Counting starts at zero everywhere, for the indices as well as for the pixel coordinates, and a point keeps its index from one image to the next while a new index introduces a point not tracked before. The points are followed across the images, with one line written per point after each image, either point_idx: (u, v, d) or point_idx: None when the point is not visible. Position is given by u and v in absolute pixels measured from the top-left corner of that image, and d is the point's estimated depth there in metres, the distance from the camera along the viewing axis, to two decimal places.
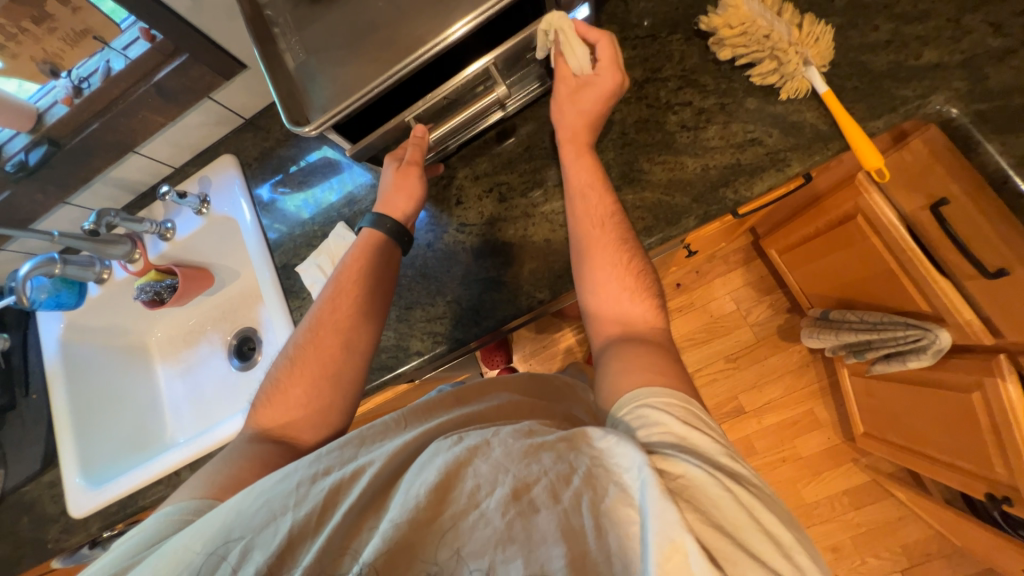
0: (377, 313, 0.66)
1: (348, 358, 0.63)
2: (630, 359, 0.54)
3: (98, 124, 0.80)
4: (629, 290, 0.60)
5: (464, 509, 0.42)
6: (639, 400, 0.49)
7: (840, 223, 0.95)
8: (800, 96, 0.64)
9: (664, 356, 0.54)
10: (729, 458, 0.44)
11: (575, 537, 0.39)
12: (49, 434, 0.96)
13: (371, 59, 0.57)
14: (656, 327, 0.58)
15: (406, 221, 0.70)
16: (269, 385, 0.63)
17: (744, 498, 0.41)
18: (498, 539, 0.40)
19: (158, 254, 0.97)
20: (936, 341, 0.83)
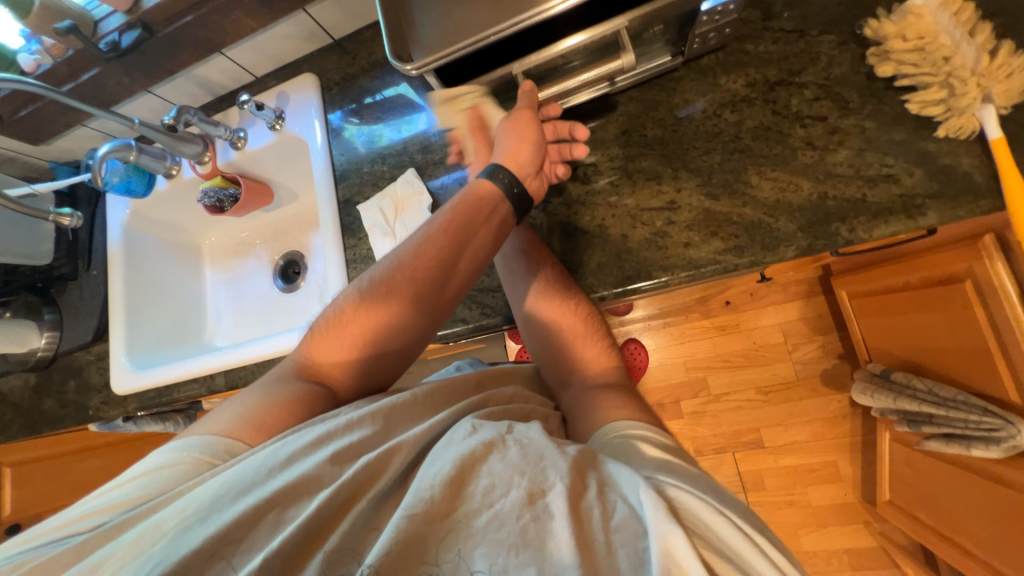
0: (458, 279, 0.59)
1: (414, 316, 0.59)
2: (602, 400, 0.60)
3: (192, 17, 0.77)
4: (585, 336, 0.68)
5: (479, 507, 0.41)
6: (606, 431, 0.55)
7: (942, 283, 0.85)
8: (962, 137, 0.55)
9: (626, 390, 0.63)
10: (711, 484, 0.46)
11: (589, 552, 0.38)
12: (104, 311, 1.01)
13: (491, 1, 0.51)
14: (608, 367, 0.67)
15: (524, 172, 0.61)
16: (331, 314, 0.61)
17: (745, 527, 0.41)
18: (512, 543, 0.39)
19: (227, 161, 0.97)
20: (1014, 436, 0.75)
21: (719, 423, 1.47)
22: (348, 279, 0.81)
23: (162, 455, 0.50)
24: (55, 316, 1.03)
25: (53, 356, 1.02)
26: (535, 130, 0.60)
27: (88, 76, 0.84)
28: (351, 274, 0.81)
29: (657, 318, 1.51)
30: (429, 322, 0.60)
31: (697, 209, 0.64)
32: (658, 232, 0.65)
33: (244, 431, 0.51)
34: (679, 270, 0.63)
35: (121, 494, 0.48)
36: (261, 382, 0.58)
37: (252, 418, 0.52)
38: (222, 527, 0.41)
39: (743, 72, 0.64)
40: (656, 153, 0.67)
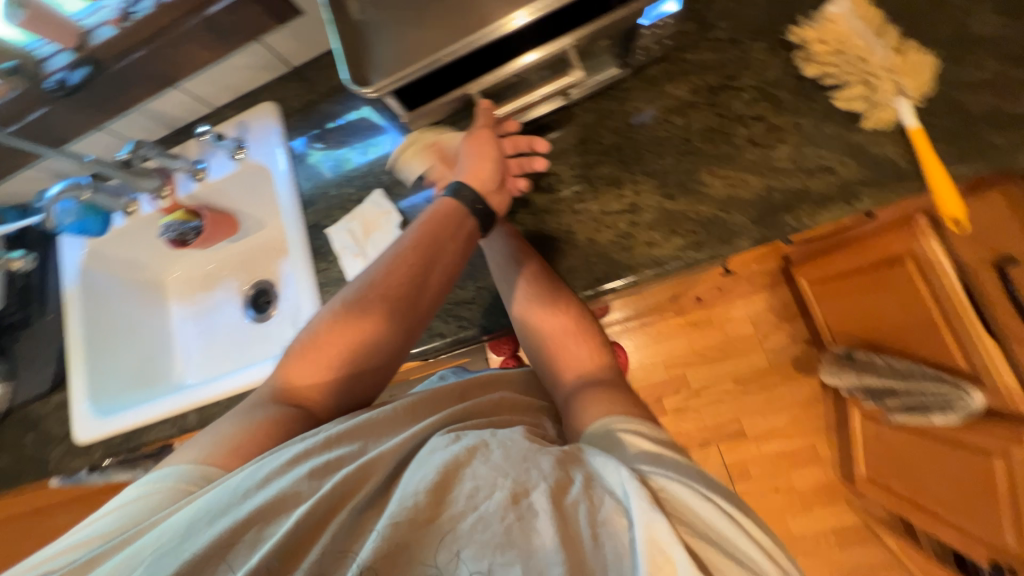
0: (432, 295, 0.60)
1: (390, 333, 0.59)
2: (586, 400, 0.56)
3: (145, 52, 0.77)
4: (570, 335, 0.63)
5: (464, 510, 0.41)
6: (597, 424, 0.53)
7: (887, 264, 0.92)
8: (885, 128, 0.60)
9: (621, 390, 0.58)
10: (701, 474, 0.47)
11: (573, 544, 0.39)
12: (61, 357, 0.96)
13: (442, 24, 0.53)
14: (600, 365, 0.62)
15: (488, 186, 0.63)
16: (306, 336, 0.61)
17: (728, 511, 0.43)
18: (497, 543, 0.40)
19: (188, 194, 0.94)
20: (967, 402, 0.81)
21: (702, 417, 1.50)
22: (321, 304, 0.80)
23: (141, 483, 0.50)
24: (8, 367, 0.97)
25: (7, 410, 0.96)
26: (495, 145, 0.63)
27: (35, 116, 0.82)
28: (324, 297, 0.80)
29: (632, 320, 1.55)
30: (406, 339, 0.60)
31: (656, 209, 0.67)
32: (623, 234, 0.67)
33: (221, 456, 0.51)
34: (644, 268, 0.66)
35: (97, 528, 0.47)
36: (236, 410, 0.57)
37: (228, 443, 0.52)
38: (199, 551, 0.40)
39: (687, 79, 0.69)
40: (614, 159, 0.70)
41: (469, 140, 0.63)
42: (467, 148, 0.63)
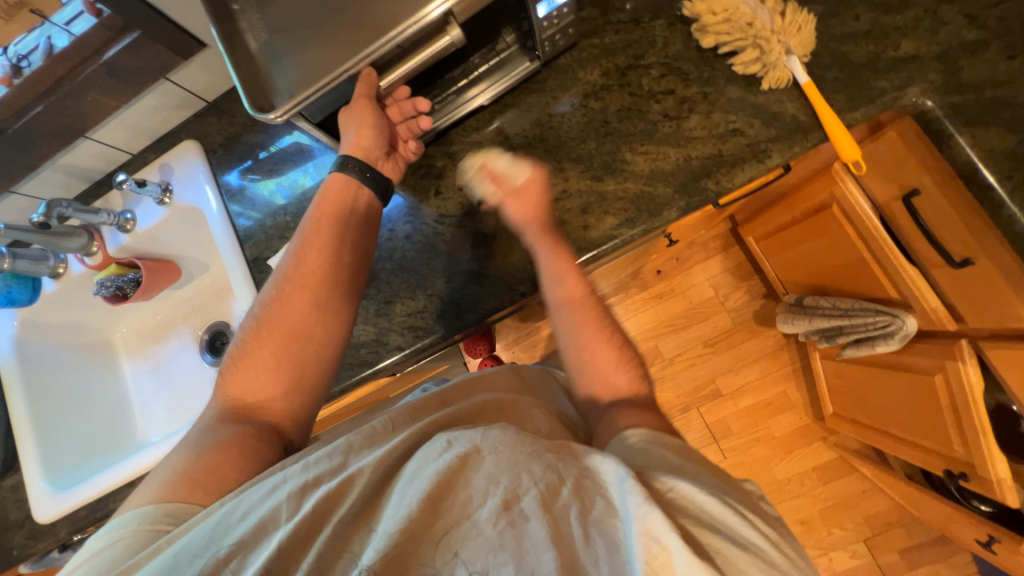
0: (348, 272, 0.64)
1: (320, 318, 0.62)
2: (620, 415, 0.55)
3: (44, 107, 0.73)
4: (614, 359, 0.60)
5: (458, 522, 0.42)
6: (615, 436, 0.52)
7: (817, 212, 0.97)
8: (782, 86, 0.63)
9: (660, 416, 0.55)
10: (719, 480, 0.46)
11: (564, 542, 0.39)
12: (8, 438, 0.92)
13: (339, 41, 0.53)
14: (641, 394, 0.59)
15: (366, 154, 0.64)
16: (237, 349, 0.62)
17: (734, 503, 0.43)
18: (490, 546, 0.40)
19: (118, 247, 0.91)
20: (902, 327, 0.87)
21: (679, 384, 1.55)
22: None
23: (112, 528, 0.48)
24: None
25: None
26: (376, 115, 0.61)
27: None
28: None
29: None
30: (337, 320, 0.63)
31: (587, 191, 0.69)
32: (558, 222, 0.69)
33: (190, 489, 0.49)
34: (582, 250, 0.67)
35: None
36: (191, 438, 0.55)
37: (197, 476, 0.50)
38: None
39: (597, 63, 0.71)
40: (541, 151, 0.71)
41: (348, 108, 0.61)
42: (348, 116, 0.61)
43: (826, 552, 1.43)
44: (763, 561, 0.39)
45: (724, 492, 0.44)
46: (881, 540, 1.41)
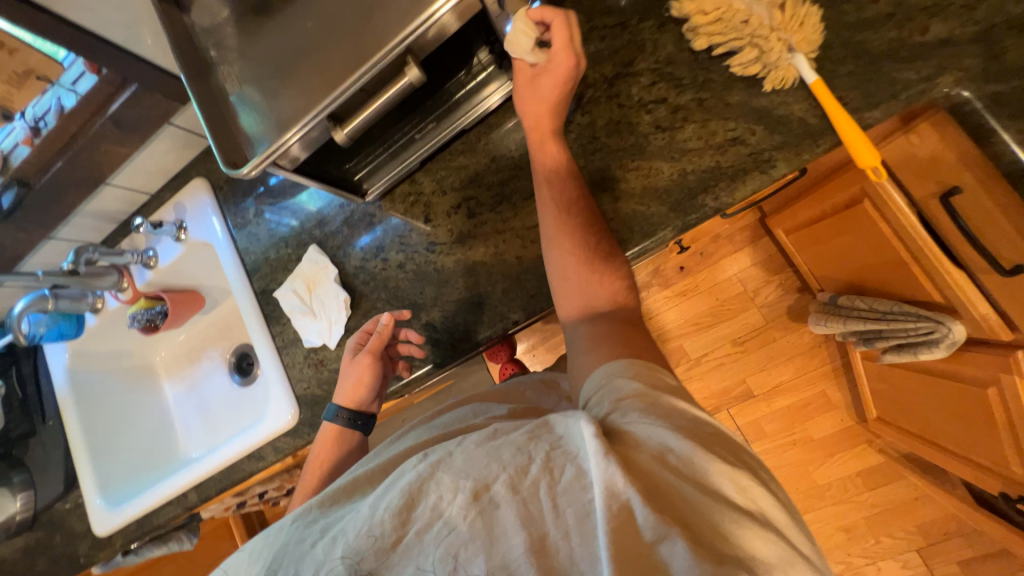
0: None
1: None
2: (596, 341, 0.53)
3: (62, 162, 0.78)
4: (596, 267, 0.58)
5: (427, 523, 0.40)
6: (596, 378, 0.49)
7: (848, 207, 0.88)
8: (787, 86, 0.57)
9: (637, 333, 0.54)
10: (698, 420, 0.41)
11: (534, 522, 0.37)
12: (68, 459, 1.02)
13: (304, 88, 0.53)
14: (622, 305, 0.58)
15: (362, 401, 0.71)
16: None
17: (709, 445, 0.39)
18: (462, 540, 0.38)
19: (145, 282, 0.98)
20: (949, 334, 0.78)
21: (708, 385, 1.48)
22: (283, 364, 0.82)
23: None
24: (25, 475, 1.03)
25: (35, 515, 1.02)
26: (376, 369, 0.70)
27: None
28: (286, 359, 0.82)
29: None
30: None
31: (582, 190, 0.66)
32: None
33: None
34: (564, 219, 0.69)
35: None
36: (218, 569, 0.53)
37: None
38: None
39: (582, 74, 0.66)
40: (528, 173, 0.69)
41: (352, 361, 0.71)
42: (349, 368, 0.71)
43: (874, 561, 1.34)
44: (730, 500, 0.36)
45: (698, 433, 0.40)
46: (937, 550, 1.30)
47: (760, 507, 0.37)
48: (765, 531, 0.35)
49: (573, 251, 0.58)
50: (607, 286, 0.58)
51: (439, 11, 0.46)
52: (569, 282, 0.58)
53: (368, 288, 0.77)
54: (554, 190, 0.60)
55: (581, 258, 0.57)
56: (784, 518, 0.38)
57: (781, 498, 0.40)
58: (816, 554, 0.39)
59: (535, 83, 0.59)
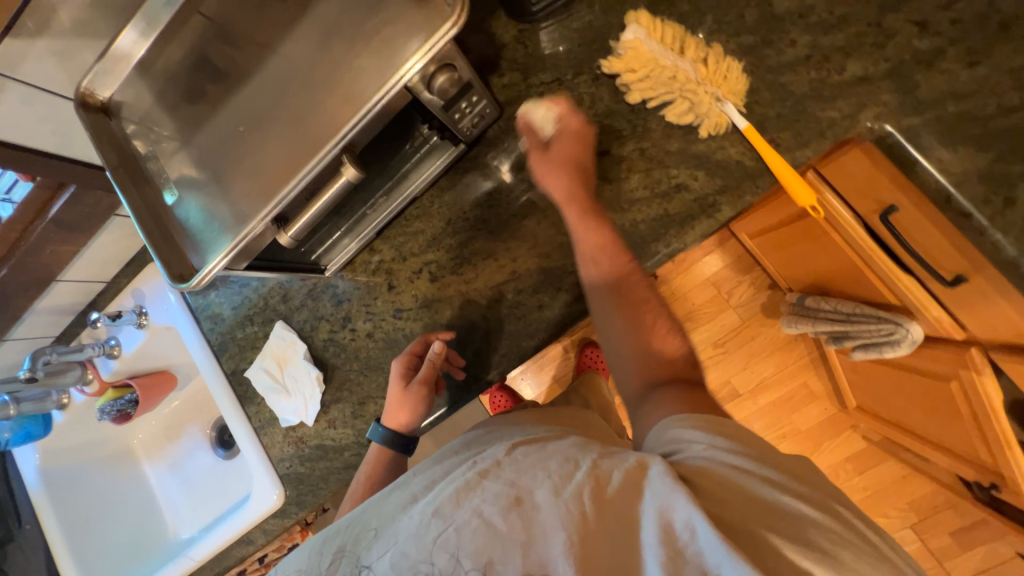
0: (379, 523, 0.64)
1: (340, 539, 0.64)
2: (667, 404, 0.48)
3: (8, 270, 0.75)
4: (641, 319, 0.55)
5: (465, 518, 0.39)
6: (653, 431, 0.47)
7: (801, 217, 0.88)
8: (721, 132, 0.58)
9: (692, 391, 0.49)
10: (763, 461, 0.40)
11: (574, 521, 0.36)
12: (51, 562, 0.98)
13: (245, 191, 0.53)
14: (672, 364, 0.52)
15: (411, 432, 0.67)
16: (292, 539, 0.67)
17: (781, 482, 0.39)
18: (494, 535, 0.38)
19: (112, 371, 0.95)
20: (908, 335, 0.80)
21: None
22: (262, 446, 0.81)
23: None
24: None
25: None
26: (428, 400, 0.65)
27: None
28: (265, 440, 0.81)
29: None
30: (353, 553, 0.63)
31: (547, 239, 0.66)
32: (512, 304, 0.68)
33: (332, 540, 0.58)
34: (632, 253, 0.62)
35: None
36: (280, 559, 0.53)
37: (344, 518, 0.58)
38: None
39: None
40: (483, 233, 0.69)
41: (402, 390, 0.66)
42: (399, 397, 0.66)
43: None
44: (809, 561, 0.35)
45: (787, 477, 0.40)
46: (929, 524, 1.34)
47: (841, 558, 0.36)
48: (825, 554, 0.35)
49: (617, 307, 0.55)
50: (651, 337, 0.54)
51: (368, 113, 0.47)
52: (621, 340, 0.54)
53: (339, 360, 0.76)
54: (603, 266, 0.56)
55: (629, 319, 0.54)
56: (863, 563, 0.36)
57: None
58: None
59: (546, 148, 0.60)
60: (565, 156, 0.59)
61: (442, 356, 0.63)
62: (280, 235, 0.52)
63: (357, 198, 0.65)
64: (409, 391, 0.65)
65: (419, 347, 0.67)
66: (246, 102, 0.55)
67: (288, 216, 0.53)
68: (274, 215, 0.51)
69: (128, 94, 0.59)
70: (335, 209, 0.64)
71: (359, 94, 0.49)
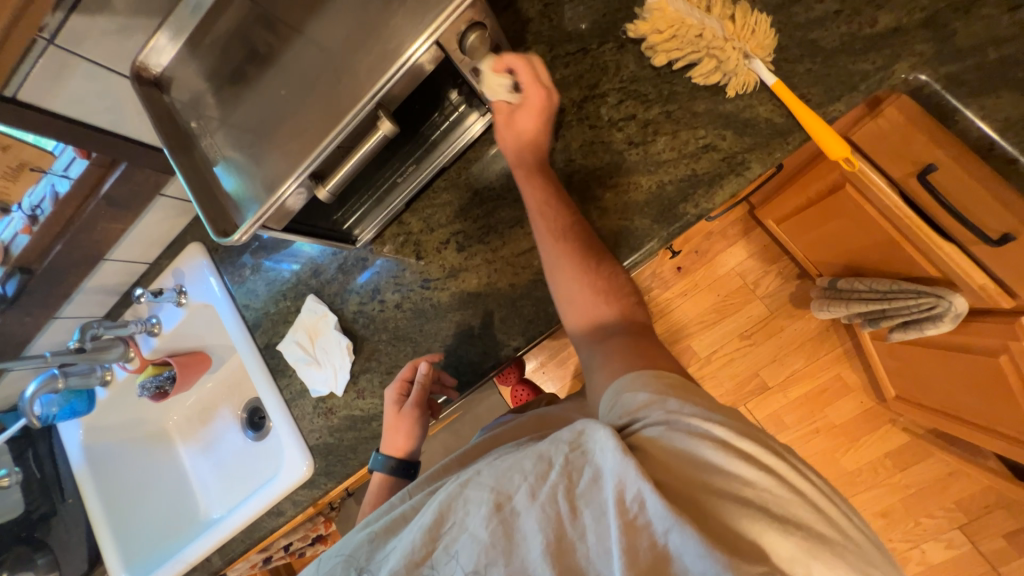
0: None
1: None
2: (620, 354, 0.52)
3: (62, 245, 0.80)
4: (598, 288, 0.57)
5: (454, 537, 0.39)
6: (608, 396, 0.48)
7: (831, 193, 0.86)
8: (749, 90, 0.59)
9: (646, 341, 0.54)
10: (740, 431, 0.39)
11: (552, 523, 0.36)
12: (91, 535, 1.02)
13: (282, 151, 0.55)
14: (630, 319, 0.57)
15: (411, 454, 0.69)
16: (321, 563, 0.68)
17: (735, 438, 0.38)
18: (482, 551, 0.37)
19: (152, 349, 0.99)
20: (951, 308, 0.77)
21: (721, 383, 1.40)
22: (293, 417, 0.82)
23: None
24: (51, 557, 1.01)
25: None
26: (422, 421, 0.67)
27: None
28: (295, 412, 0.83)
29: None
30: None
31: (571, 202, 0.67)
32: (540, 270, 0.68)
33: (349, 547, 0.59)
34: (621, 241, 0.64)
35: None
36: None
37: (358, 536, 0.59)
38: None
39: None
40: (510, 202, 0.70)
41: (396, 414, 0.68)
42: (394, 421, 0.68)
43: (917, 545, 1.30)
44: (762, 513, 0.35)
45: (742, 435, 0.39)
46: (979, 525, 1.26)
47: (792, 511, 0.36)
48: (774, 508, 0.36)
49: (568, 269, 0.58)
50: (613, 303, 0.57)
51: (405, 65, 0.49)
52: (574, 301, 0.58)
53: (368, 331, 0.78)
54: (560, 260, 0.58)
55: (582, 277, 0.57)
56: (810, 513, 0.37)
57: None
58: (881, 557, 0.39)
59: (512, 119, 0.60)
60: (534, 146, 0.63)
61: (428, 376, 0.66)
62: (320, 190, 0.55)
63: (388, 167, 0.67)
64: (398, 414, 0.67)
65: (408, 371, 0.69)
66: (283, 67, 0.57)
67: (327, 173, 0.56)
68: (314, 170, 0.53)
69: (176, 70, 0.63)
70: (366, 175, 0.66)
71: (394, 49, 0.50)
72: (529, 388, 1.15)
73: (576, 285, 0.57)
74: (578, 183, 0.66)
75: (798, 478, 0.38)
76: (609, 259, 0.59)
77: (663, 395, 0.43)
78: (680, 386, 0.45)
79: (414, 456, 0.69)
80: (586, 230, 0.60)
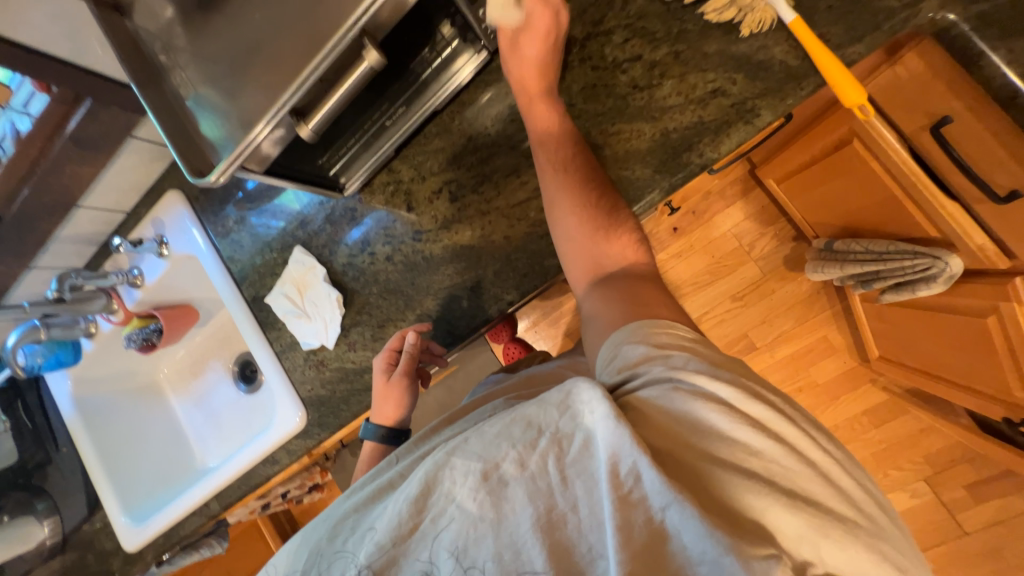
0: None
1: None
2: (622, 295, 0.51)
3: (29, 189, 0.75)
4: (600, 229, 0.55)
5: (441, 509, 0.39)
6: (606, 348, 0.48)
7: (837, 149, 0.83)
8: (765, 28, 0.55)
9: (650, 284, 0.53)
10: (746, 395, 0.38)
11: (542, 494, 0.36)
12: (88, 481, 1.03)
13: (259, 84, 0.50)
14: (636, 263, 0.55)
15: (402, 422, 0.69)
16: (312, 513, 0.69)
17: (739, 405, 0.38)
18: (471, 523, 0.37)
19: (135, 302, 0.97)
20: (946, 269, 0.77)
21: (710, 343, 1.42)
22: (284, 370, 0.82)
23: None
24: (49, 503, 1.03)
25: (64, 538, 1.03)
26: (412, 390, 0.67)
27: None
28: (286, 364, 0.82)
29: None
30: None
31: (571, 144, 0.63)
32: (535, 223, 0.66)
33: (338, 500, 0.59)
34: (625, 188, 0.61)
35: None
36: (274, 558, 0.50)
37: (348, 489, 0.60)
38: None
39: None
40: (506, 150, 0.67)
41: (385, 384, 0.68)
42: (384, 390, 0.67)
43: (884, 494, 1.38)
44: (764, 484, 0.35)
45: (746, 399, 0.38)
46: (944, 477, 1.33)
47: (794, 481, 0.36)
48: (778, 479, 0.35)
49: (570, 208, 0.55)
50: (614, 242, 0.55)
51: None
52: (573, 243, 0.56)
53: (358, 285, 0.76)
54: (559, 203, 0.56)
55: (583, 215, 0.55)
56: (815, 484, 0.36)
57: (812, 560, 0.34)
58: (887, 520, 0.40)
59: (515, 45, 0.57)
60: (533, 88, 0.58)
61: (416, 347, 0.65)
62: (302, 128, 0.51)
63: (375, 109, 0.63)
64: (388, 381, 0.67)
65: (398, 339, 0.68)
66: None
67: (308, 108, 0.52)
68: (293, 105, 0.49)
69: None
70: (352, 116, 0.62)
71: None
72: (522, 345, 1.15)
73: (579, 228, 0.55)
74: (585, 123, 0.62)
75: (804, 446, 0.38)
76: (615, 194, 0.57)
77: (667, 352, 0.42)
78: (686, 344, 0.44)
79: (404, 424, 0.69)
80: (591, 183, 0.56)
